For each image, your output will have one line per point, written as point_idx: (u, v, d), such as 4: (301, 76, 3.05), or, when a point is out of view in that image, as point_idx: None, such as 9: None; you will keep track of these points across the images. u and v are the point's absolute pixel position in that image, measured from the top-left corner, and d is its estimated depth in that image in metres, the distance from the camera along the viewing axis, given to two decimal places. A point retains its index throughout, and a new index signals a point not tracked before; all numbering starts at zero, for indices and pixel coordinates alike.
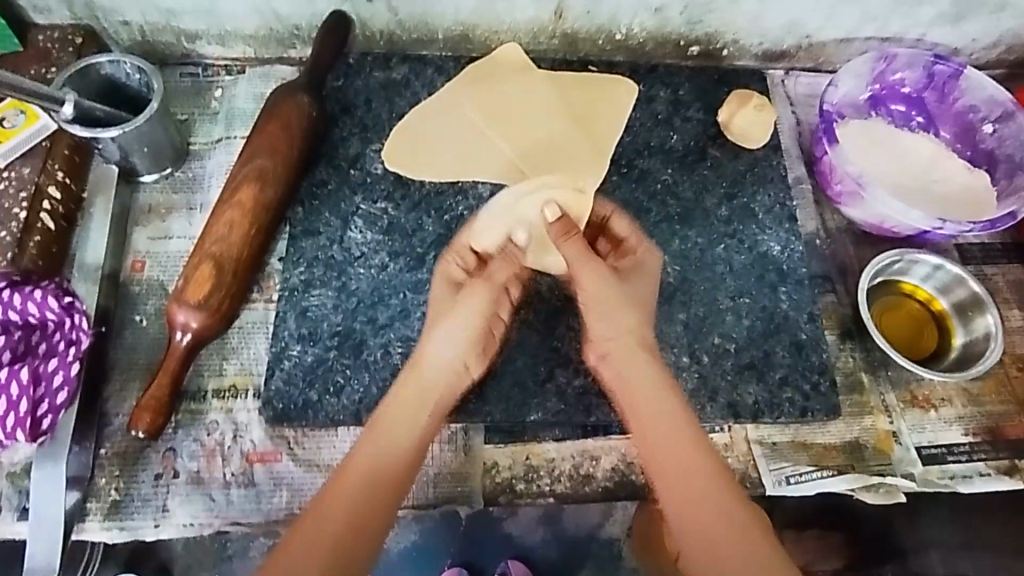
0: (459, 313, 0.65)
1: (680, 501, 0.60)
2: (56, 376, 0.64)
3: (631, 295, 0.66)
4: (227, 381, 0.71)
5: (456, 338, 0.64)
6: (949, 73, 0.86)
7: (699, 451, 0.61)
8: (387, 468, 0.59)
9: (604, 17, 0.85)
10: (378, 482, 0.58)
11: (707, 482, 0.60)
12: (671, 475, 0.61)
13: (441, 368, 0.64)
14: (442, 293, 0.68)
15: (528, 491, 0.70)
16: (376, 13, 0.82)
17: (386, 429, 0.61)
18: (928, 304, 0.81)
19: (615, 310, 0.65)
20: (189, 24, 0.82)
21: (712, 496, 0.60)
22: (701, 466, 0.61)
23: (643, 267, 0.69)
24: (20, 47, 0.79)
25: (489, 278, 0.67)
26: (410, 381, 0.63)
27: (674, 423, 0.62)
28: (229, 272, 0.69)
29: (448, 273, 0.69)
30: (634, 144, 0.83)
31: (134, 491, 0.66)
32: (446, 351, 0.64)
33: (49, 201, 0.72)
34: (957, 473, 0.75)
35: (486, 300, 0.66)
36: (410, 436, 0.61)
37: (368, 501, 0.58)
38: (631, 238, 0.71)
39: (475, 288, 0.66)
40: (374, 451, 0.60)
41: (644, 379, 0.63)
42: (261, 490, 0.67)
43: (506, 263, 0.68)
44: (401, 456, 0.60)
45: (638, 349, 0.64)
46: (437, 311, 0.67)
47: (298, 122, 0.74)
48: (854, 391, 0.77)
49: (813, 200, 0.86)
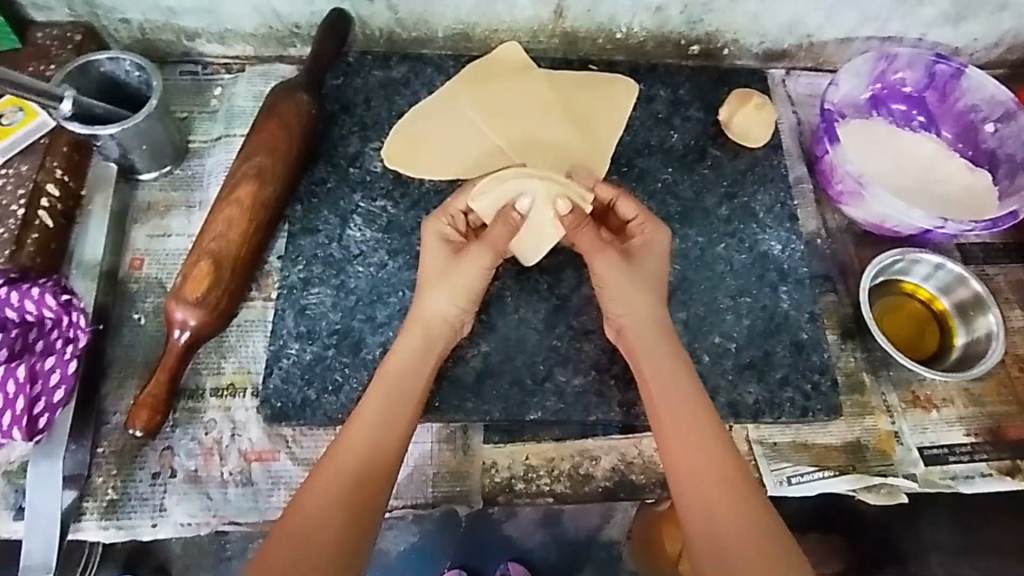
0: (461, 273, 0.65)
1: (681, 455, 0.61)
2: (53, 374, 0.64)
3: (643, 280, 0.67)
4: (225, 379, 0.70)
5: (454, 293, 0.65)
6: (950, 73, 0.86)
7: (700, 405, 0.63)
8: (395, 415, 0.61)
9: (604, 16, 0.84)
10: (385, 427, 0.60)
11: (707, 435, 0.62)
12: (677, 432, 0.62)
13: (438, 319, 0.65)
14: (437, 251, 0.68)
15: (527, 491, 0.70)
16: (376, 11, 0.82)
17: (391, 374, 0.63)
18: (929, 304, 0.80)
19: (627, 291, 0.66)
20: (190, 23, 0.82)
21: (711, 449, 0.61)
22: (701, 420, 0.62)
23: (654, 247, 0.68)
24: (20, 44, 0.79)
25: (488, 240, 0.65)
26: (411, 330, 0.65)
27: (679, 380, 0.64)
28: (228, 269, 0.68)
29: (443, 232, 0.69)
30: (634, 144, 0.83)
31: (131, 490, 0.66)
32: (444, 303, 0.65)
33: (47, 199, 0.72)
34: (958, 474, 0.74)
35: (483, 265, 0.65)
36: (415, 382, 0.63)
37: (377, 445, 0.59)
38: (637, 219, 0.69)
39: (477, 254, 0.65)
40: (382, 397, 0.61)
41: (654, 344, 0.65)
42: (258, 489, 0.67)
43: (504, 227, 0.66)
44: (407, 402, 0.62)
45: (650, 324, 0.66)
46: (433, 268, 0.67)
47: (298, 121, 0.74)
48: (855, 392, 0.76)
49: (814, 200, 0.85)
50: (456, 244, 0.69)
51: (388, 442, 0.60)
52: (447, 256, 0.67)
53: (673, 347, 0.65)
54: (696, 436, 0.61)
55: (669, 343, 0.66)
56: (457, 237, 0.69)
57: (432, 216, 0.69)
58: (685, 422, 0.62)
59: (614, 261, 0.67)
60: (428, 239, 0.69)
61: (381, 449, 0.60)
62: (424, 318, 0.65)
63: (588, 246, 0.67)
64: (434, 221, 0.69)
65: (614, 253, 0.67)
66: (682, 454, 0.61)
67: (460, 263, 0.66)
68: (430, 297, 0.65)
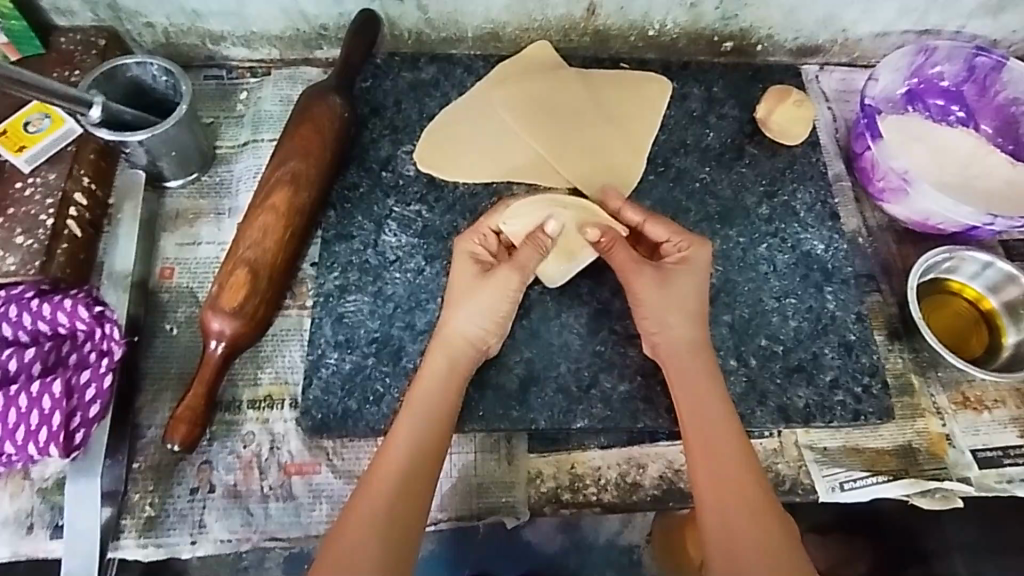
0: (487, 292, 0.64)
1: (712, 478, 0.59)
2: (88, 389, 0.62)
3: (680, 298, 0.65)
4: (262, 391, 0.69)
5: (483, 313, 0.64)
6: (991, 66, 0.84)
7: (734, 428, 0.61)
8: (427, 444, 0.59)
9: (638, 14, 0.83)
10: (415, 456, 0.58)
11: (740, 459, 0.60)
12: (707, 457, 0.60)
13: (464, 339, 0.63)
14: (464, 271, 0.65)
15: (574, 501, 0.68)
16: (406, 11, 0.80)
17: (419, 400, 0.61)
18: (976, 303, 0.78)
19: (663, 313, 0.65)
20: (215, 26, 0.80)
21: (742, 474, 0.59)
22: (733, 442, 0.61)
23: (692, 264, 0.66)
24: (43, 50, 0.77)
25: (517, 259, 0.64)
26: (438, 351, 0.63)
27: (712, 403, 0.62)
28: (265, 278, 0.67)
29: (471, 251, 0.66)
30: (670, 143, 0.81)
31: (170, 506, 0.64)
32: (473, 324, 0.64)
33: (75, 208, 0.70)
34: (1014, 477, 0.72)
35: (511, 285, 0.64)
36: (445, 406, 0.61)
37: (407, 475, 0.58)
38: (670, 240, 0.67)
39: (504, 276, 0.64)
40: (414, 425, 0.60)
41: (691, 366, 0.64)
42: (300, 503, 0.65)
43: (531, 250, 0.65)
44: (438, 427, 0.60)
45: (684, 345, 0.64)
46: (459, 288, 0.65)
47: (332, 125, 0.72)
48: (904, 393, 0.75)
49: (853, 197, 0.84)
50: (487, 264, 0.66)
51: (420, 472, 0.58)
52: (476, 276, 0.65)
53: (708, 370, 0.64)
54: (728, 460, 0.60)
55: (704, 364, 0.64)
56: (487, 257, 0.66)
57: (462, 235, 0.67)
58: (716, 444, 0.61)
59: (647, 280, 0.65)
60: (457, 258, 0.66)
61: (410, 480, 0.58)
62: (450, 339, 0.63)
63: (619, 261, 0.66)
64: (465, 237, 0.67)
65: (649, 271, 0.65)
66: (712, 477, 0.59)
67: (487, 281, 0.64)
68: (457, 317, 0.64)
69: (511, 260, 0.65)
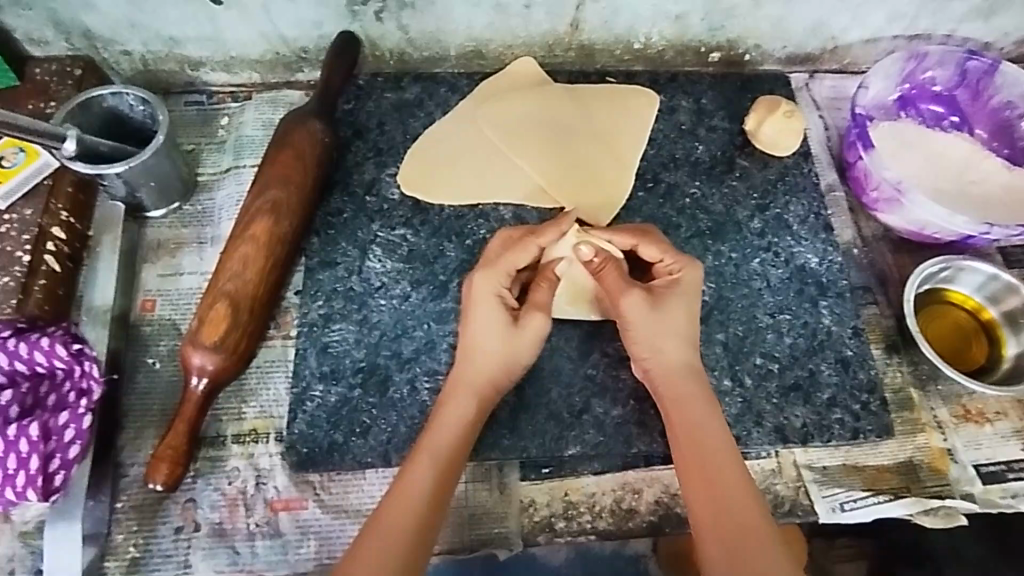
0: (512, 339, 0.62)
1: (716, 511, 0.58)
2: (66, 431, 0.61)
3: (670, 320, 0.63)
4: (246, 425, 0.67)
5: (502, 355, 0.62)
6: (983, 69, 0.82)
7: (732, 457, 0.60)
8: (442, 488, 0.58)
9: (622, 28, 0.82)
10: (429, 500, 0.57)
11: (743, 493, 0.58)
12: (705, 478, 0.59)
13: (483, 380, 0.62)
14: (490, 313, 0.63)
15: (568, 530, 0.66)
16: (386, 32, 0.79)
17: (436, 442, 0.60)
18: (976, 314, 0.77)
19: (655, 335, 0.63)
20: (194, 51, 0.79)
21: (741, 500, 0.58)
22: (734, 474, 0.59)
23: (684, 286, 0.65)
24: (18, 82, 0.75)
25: (538, 302, 0.63)
26: (458, 394, 0.62)
27: (709, 431, 0.61)
28: (246, 310, 0.65)
29: (498, 292, 0.63)
30: (658, 157, 0.79)
31: (154, 547, 0.63)
32: (491, 362, 0.62)
33: (53, 243, 0.69)
34: (1018, 492, 0.70)
35: (540, 332, 0.63)
36: (462, 450, 0.60)
37: (421, 517, 0.56)
38: (664, 259, 0.66)
39: (534, 319, 0.63)
40: (430, 468, 0.58)
41: (688, 396, 0.62)
42: (287, 540, 0.63)
43: (545, 286, 0.64)
44: (453, 473, 0.59)
45: (678, 370, 0.63)
46: (477, 329, 0.63)
47: (311, 151, 0.71)
48: (904, 408, 0.73)
49: (848, 208, 0.82)
50: (507, 303, 0.64)
51: (431, 518, 0.56)
52: (495, 317, 0.63)
53: (702, 394, 0.62)
54: (731, 493, 0.58)
55: (699, 393, 0.62)
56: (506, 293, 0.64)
57: (485, 271, 0.64)
58: (714, 473, 0.59)
59: (638, 301, 0.63)
60: (479, 299, 0.63)
61: (424, 518, 0.56)
62: (469, 381, 0.62)
63: (611, 286, 0.64)
64: (484, 278, 0.63)
65: (639, 292, 0.63)
66: (714, 513, 0.57)
67: (518, 330, 0.63)
68: (476, 360, 0.63)
69: (532, 301, 0.64)
